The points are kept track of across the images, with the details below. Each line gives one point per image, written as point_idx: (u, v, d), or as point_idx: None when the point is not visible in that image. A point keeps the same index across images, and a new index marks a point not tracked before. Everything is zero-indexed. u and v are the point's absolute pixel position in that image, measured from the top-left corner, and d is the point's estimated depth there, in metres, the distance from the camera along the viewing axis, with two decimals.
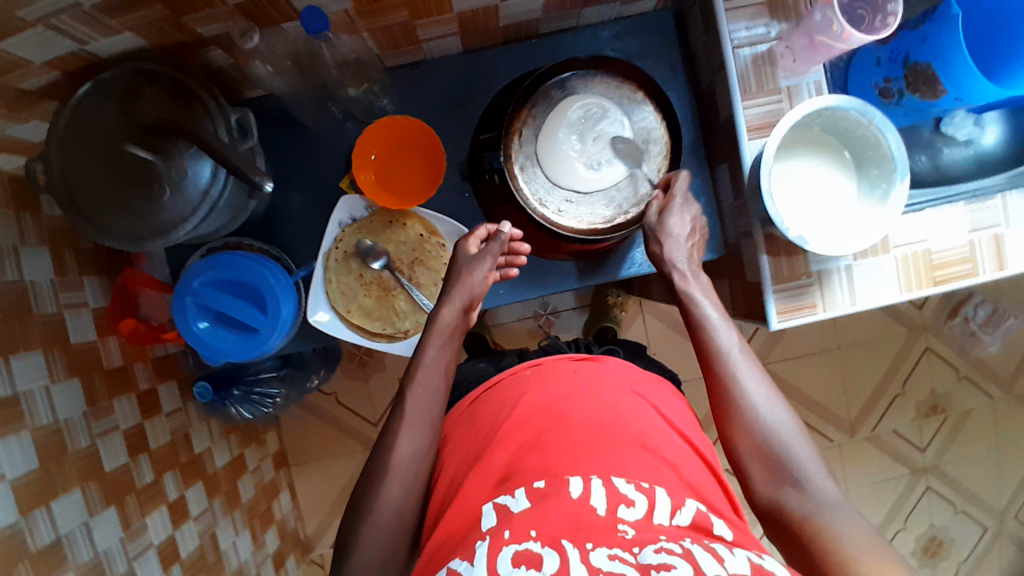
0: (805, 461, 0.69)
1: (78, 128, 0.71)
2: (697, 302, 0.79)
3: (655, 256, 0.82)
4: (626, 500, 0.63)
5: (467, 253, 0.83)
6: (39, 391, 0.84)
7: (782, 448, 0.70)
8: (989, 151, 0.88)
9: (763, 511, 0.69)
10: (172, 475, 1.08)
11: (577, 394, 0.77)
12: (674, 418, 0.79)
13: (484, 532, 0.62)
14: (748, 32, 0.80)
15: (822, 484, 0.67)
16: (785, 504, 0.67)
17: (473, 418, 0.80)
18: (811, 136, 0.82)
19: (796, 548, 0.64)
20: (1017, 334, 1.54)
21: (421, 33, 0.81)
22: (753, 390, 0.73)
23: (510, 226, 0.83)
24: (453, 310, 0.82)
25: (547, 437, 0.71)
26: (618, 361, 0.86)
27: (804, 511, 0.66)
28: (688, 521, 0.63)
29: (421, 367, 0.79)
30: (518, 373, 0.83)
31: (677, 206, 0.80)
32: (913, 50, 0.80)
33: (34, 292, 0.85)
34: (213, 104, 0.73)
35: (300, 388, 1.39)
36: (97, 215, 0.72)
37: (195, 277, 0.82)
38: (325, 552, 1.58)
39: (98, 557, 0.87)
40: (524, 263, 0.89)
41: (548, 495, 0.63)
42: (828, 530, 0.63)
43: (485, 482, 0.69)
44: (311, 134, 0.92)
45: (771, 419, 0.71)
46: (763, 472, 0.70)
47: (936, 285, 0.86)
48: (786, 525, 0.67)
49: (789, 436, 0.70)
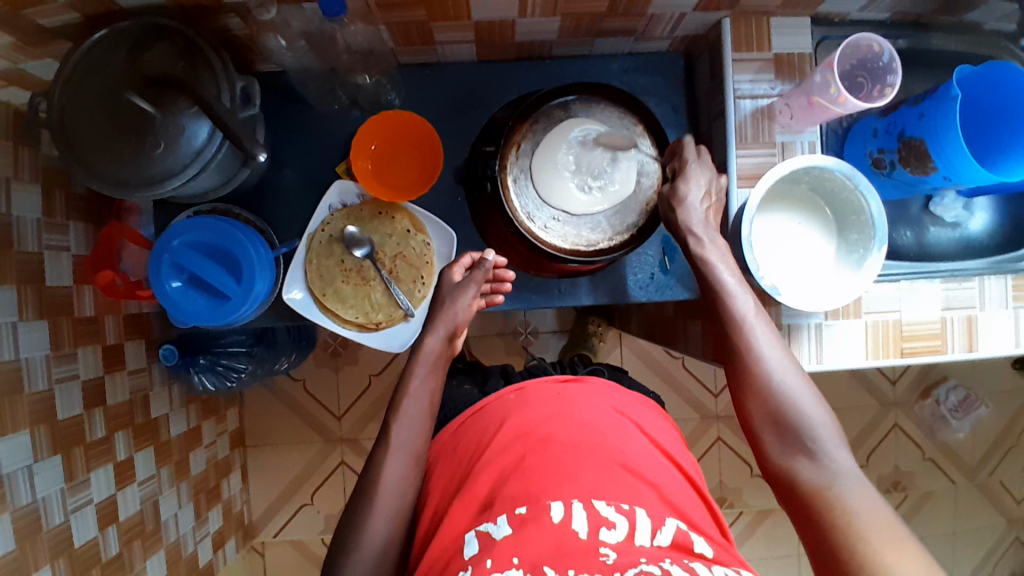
0: (819, 428, 0.69)
1: (85, 70, 0.73)
2: (711, 267, 0.77)
3: (671, 222, 0.80)
4: (607, 522, 0.63)
5: (451, 282, 0.85)
6: (6, 328, 0.83)
7: (795, 413, 0.70)
8: (974, 235, 0.91)
9: (774, 477, 0.71)
10: (124, 435, 1.07)
11: (560, 413, 0.75)
12: (659, 437, 0.79)
13: (467, 560, 0.63)
14: (751, 86, 0.83)
15: (837, 454, 0.68)
16: (797, 472, 0.69)
17: (456, 443, 0.79)
18: (799, 194, 0.84)
19: (807, 518, 0.66)
20: (987, 423, 1.55)
21: (438, 36, 0.83)
22: (770, 357, 0.73)
23: (495, 255, 0.86)
24: (437, 338, 0.82)
25: (528, 460, 0.69)
26: (602, 381, 0.85)
27: (817, 481, 0.67)
28: (669, 540, 0.64)
29: (407, 397, 0.78)
30: (502, 399, 0.80)
31: (693, 168, 0.80)
32: (909, 126, 0.82)
33: (17, 228, 0.86)
34: (219, 65, 0.75)
35: (267, 368, 1.37)
36: (87, 156, 0.73)
37: (176, 236, 0.82)
38: (268, 540, 1.56)
39: (35, 503, 0.86)
40: (508, 292, 0.91)
41: (527, 521, 0.64)
42: (841, 502, 0.65)
43: (468, 507, 0.68)
44: (316, 118, 0.93)
45: (786, 386, 0.72)
46: (773, 436, 0.71)
47: (903, 356, 0.86)
48: (797, 493, 0.68)
49: (805, 402, 0.71)
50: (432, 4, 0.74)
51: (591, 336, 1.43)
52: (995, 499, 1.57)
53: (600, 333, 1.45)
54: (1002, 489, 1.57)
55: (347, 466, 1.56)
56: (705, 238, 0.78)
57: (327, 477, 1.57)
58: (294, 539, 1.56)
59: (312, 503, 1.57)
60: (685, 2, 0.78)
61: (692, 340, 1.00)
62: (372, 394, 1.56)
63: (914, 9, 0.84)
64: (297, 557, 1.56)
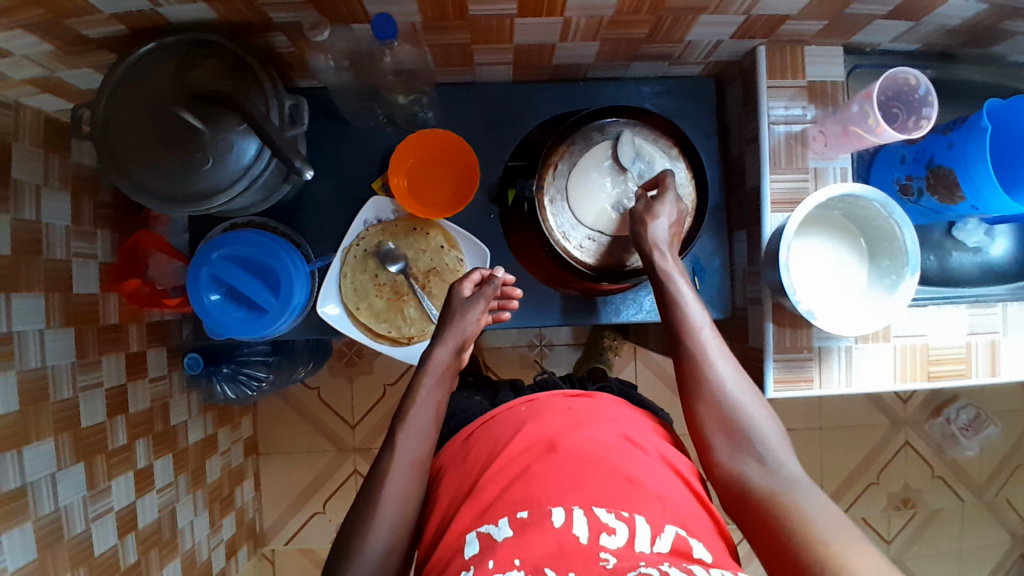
0: (767, 434, 0.68)
1: (131, 86, 0.73)
2: (672, 282, 0.78)
3: (638, 235, 0.81)
4: (607, 527, 0.62)
5: (461, 296, 0.85)
6: (33, 335, 0.83)
7: (745, 419, 0.69)
8: (996, 261, 0.92)
9: (723, 483, 0.68)
10: (144, 443, 1.06)
11: (570, 425, 0.74)
12: (676, 459, 0.76)
13: (468, 560, 0.63)
14: (785, 111, 0.85)
15: (785, 461, 0.67)
16: (748, 478, 0.66)
17: (465, 455, 0.77)
18: (832, 220, 0.85)
19: (758, 522, 0.63)
20: (995, 442, 1.57)
21: (478, 57, 0.84)
22: (721, 365, 0.72)
23: (504, 273, 0.87)
24: (447, 350, 0.81)
25: (533, 468, 0.69)
26: (612, 398, 0.83)
27: (768, 486, 0.65)
28: (669, 547, 0.62)
29: (413, 407, 0.76)
30: (514, 409, 0.79)
31: (671, 198, 0.83)
32: (937, 155, 0.83)
33: (47, 235, 0.86)
34: (268, 84, 0.76)
35: (285, 377, 1.38)
36: (133, 171, 0.73)
37: (215, 249, 0.83)
38: (278, 548, 1.55)
39: (58, 511, 0.86)
40: (514, 308, 0.92)
41: (529, 525, 0.63)
42: (796, 505, 0.61)
43: (471, 509, 0.68)
44: (351, 132, 0.95)
45: (736, 395, 0.71)
46: (724, 440, 0.69)
47: (929, 379, 0.88)
48: (748, 498, 0.65)
49: (753, 409, 0.70)
50: (476, 27, 0.75)
51: (606, 350, 1.44)
52: (1000, 516, 1.59)
53: (616, 348, 1.46)
54: (1007, 506, 1.59)
55: (360, 475, 1.55)
56: (666, 253, 0.80)
57: (339, 486, 1.56)
58: (305, 548, 1.56)
59: (324, 511, 1.56)
60: (724, 30, 0.79)
61: None
62: (386, 403, 1.56)
63: (942, 41, 0.87)
64: (306, 567, 1.55)
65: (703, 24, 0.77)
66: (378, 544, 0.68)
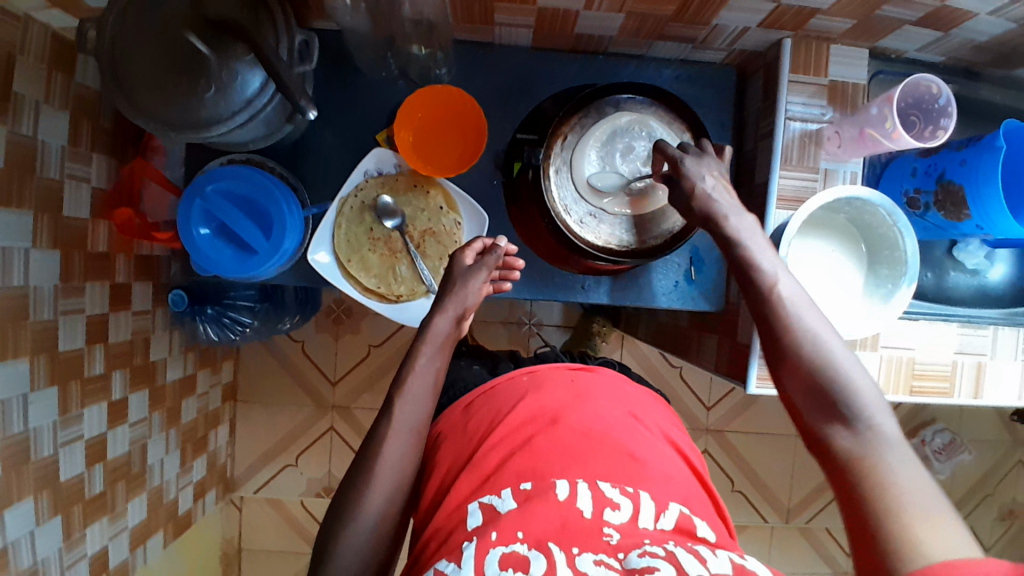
0: (862, 395, 0.60)
1: (142, 5, 0.71)
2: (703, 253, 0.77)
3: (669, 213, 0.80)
4: (612, 503, 0.61)
5: (463, 265, 0.83)
6: (18, 252, 0.81)
7: (834, 379, 0.61)
8: (993, 285, 0.92)
9: (810, 442, 0.62)
10: (121, 374, 1.05)
11: (572, 400, 0.74)
12: (676, 437, 0.77)
13: (471, 531, 0.60)
14: (803, 108, 0.84)
15: (879, 423, 0.58)
16: (833, 443, 0.59)
17: (466, 425, 0.76)
18: (836, 224, 0.84)
19: (844, 493, 0.57)
20: (967, 469, 1.59)
21: (499, 17, 0.82)
22: (811, 324, 0.65)
23: (506, 242, 0.85)
24: (446, 321, 0.79)
25: (536, 440, 0.68)
26: (612, 373, 0.82)
27: (854, 451, 0.58)
28: (672, 524, 0.61)
29: (411, 375, 0.74)
30: (515, 380, 0.79)
31: (691, 159, 0.77)
32: (949, 170, 0.83)
33: (41, 152, 0.84)
34: (281, 19, 0.75)
35: (270, 327, 1.37)
36: (135, 94, 0.72)
37: (209, 181, 0.81)
38: (246, 496, 1.56)
39: (27, 432, 0.84)
40: (517, 278, 0.90)
41: (532, 498, 0.62)
42: (884, 473, 0.55)
43: (471, 478, 0.67)
44: (363, 82, 0.93)
45: (826, 350, 0.63)
46: (808, 401, 0.62)
47: (911, 393, 0.88)
48: (832, 465, 0.59)
49: (846, 366, 0.62)
50: None
51: (594, 336, 1.44)
52: None
53: (604, 334, 1.46)
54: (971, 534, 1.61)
55: (336, 433, 1.55)
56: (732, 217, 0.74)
57: (314, 441, 1.56)
58: (274, 499, 1.56)
59: (296, 464, 1.56)
60: (752, 17, 0.78)
61: (703, 352, 1.00)
62: (369, 365, 1.56)
63: (968, 57, 0.85)
64: (273, 517, 1.56)
65: (732, 8, 0.76)
66: (355, 495, 0.67)
